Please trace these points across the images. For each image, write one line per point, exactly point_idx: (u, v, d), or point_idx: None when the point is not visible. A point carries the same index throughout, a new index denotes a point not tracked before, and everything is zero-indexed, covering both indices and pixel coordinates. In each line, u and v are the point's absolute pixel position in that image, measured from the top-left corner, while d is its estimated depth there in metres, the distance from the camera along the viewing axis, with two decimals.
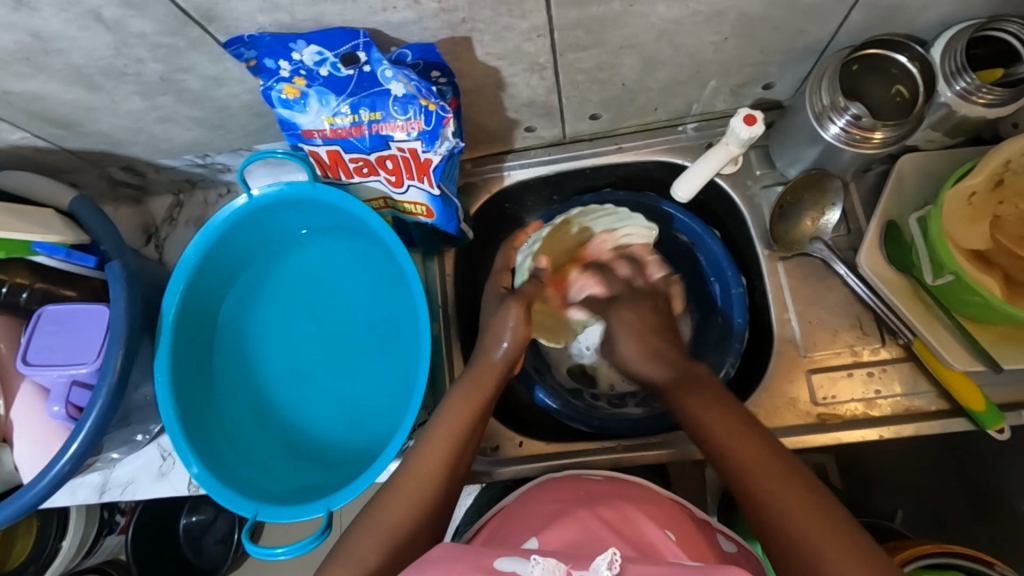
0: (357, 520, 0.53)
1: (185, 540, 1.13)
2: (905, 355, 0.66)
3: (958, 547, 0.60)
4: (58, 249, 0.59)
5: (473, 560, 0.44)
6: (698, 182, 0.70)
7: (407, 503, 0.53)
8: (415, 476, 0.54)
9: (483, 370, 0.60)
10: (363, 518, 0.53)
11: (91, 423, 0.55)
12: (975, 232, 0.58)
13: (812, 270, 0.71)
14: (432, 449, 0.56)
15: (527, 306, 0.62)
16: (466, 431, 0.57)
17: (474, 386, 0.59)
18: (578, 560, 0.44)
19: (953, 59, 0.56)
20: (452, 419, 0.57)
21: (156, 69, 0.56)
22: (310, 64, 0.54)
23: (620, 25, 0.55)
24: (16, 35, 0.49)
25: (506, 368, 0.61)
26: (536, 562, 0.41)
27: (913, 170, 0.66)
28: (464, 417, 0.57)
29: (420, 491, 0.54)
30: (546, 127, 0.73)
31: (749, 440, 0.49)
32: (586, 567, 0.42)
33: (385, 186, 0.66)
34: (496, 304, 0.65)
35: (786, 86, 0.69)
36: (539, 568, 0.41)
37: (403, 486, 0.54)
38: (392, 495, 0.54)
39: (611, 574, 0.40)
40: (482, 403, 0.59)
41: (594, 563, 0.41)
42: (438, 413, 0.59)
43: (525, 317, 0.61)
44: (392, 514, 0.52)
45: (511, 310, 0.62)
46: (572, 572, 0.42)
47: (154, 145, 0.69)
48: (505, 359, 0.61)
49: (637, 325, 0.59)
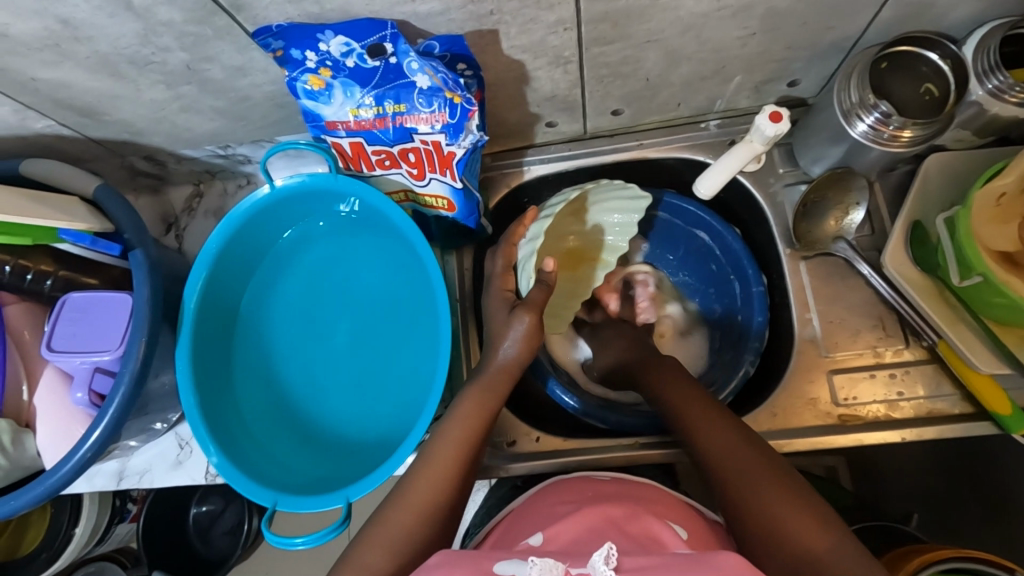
0: (374, 519, 0.53)
1: (194, 531, 1.13)
2: (928, 356, 0.66)
3: (977, 552, 0.59)
4: (83, 236, 0.60)
5: (472, 562, 0.44)
6: (721, 180, 0.69)
7: (411, 512, 0.53)
8: (422, 485, 0.54)
9: (493, 377, 0.61)
10: (378, 519, 0.53)
11: (113, 410, 0.56)
12: (1002, 232, 0.57)
13: (834, 269, 0.70)
14: (447, 448, 0.56)
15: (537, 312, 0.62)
16: (473, 436, 0.57)
17: (480, 394, 0.60)
18: (577, 558, 0.44)
19: (986, 57, 0.55)
20: (461, 425, 0.58)
21: (181, 59, 0.56)
22: (337, 55, 0.54)
23: (647, 19, 0.54)
24: (46, 21, 0.49)
25: (517, 370, 0.62)
26: (533, 562, 0.41)
27: (939, 170, 0.66)
28: (474, 422, 0.58)
29: (424, 497, 0.53)
30: (567, 122, 0.73)
31: (733, 433, 0.54)
32: (583, 564, 0.42)
33: (406, 179, 0.66)
34: (506, 312, 0.64)
35: (812, 84, 0.68)
36: (537, 568, 0.41)
37: (409, 497, 0.54)
38: (406, 494, 0.54)
39: (608, 568, 0.41)
40: (486, 410, 0.59)
41: (590, 560, 0.42)
42: (446, 419, 0.59)
43: (537, 324, 0.61)
44: (397, 522, 0.52)
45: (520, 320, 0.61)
46: (569, 571, 0.41)
47: (176, 134, 0.70)
48: (520, 361, 0.62)
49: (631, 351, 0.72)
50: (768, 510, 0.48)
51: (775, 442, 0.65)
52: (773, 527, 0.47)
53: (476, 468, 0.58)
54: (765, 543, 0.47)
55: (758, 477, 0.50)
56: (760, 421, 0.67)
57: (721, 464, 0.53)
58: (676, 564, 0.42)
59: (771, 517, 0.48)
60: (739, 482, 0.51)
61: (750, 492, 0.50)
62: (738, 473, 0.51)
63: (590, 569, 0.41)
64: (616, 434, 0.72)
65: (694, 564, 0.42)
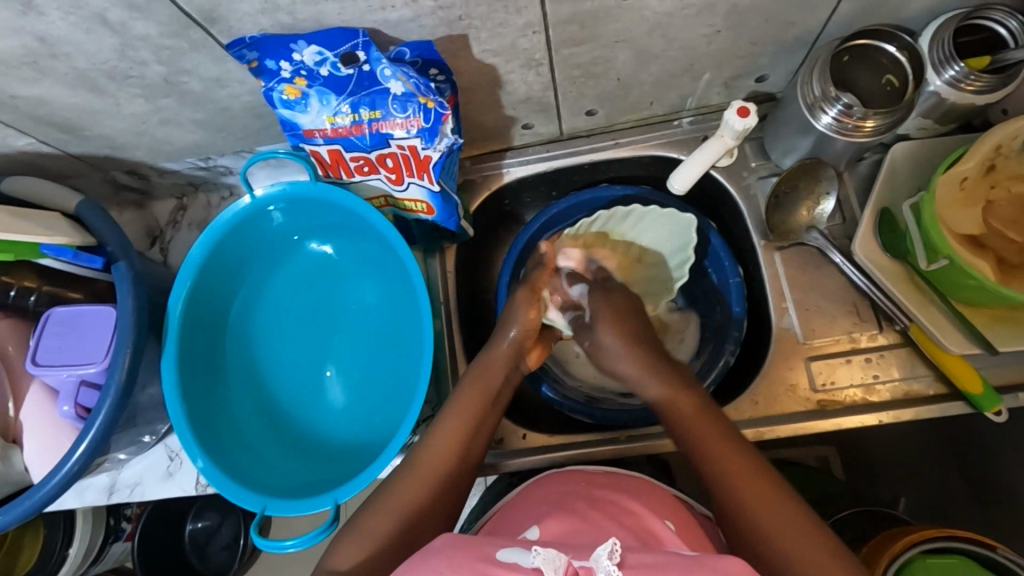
0: (358, 517, 0.53)
1: (190, 548, 1.14)
2: (902, 340, 0.67)
3: (957, 530, 0.60)
4: (64, 250, 0.60)
5: (476, 548, 0.44)
6: (694, 175, 0.70)
7: (412, 493, 0.53)
8: (425, 467, 0.55)
9: (490, 361, 0.64)
10: (365, 514, 0.53)
11: (100, 423, 0.56)
12: (968, 215, 0.59)
13: (809, 258, 0.71)
14: (447, 437, 0.57)
15: (536, 290, 0.68)
16: (476, 420, 0.59)
17: (474, 384, 0.61)
18: (579, 551, 0.44)
19: (941, 48, 0.58)
20: (456, 424, 0.58)
21: (158, 72, 0.57)
22: (311, 64, 0.55)
23: (613, 20, 0.56)
24: (24, 39, 0.50)
25: (514, 354, 0.65)
26: (537, 552, 0.41)
27: (905, 159, 0.67)
28: (465, 423, 0.58)
29: (426, 480, 0.54)
30: (543, 124, 0.74)
31: (737, 460, 0.50)
32: (586, 557, 0.42)
33: (385, 184, 0.67)
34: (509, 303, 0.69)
35: (779, 79, 0.70)
36: (540, 558, 0.41)
37: (396, 488, 0.54)
38: (398, 484, 0.54)
39: (613, 563, 0.40)
40: (488, 399, 0.60)
41: (594, 554, 0.41)
42: (438, 414, 0.59)
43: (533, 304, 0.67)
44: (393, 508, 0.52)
45: (521, 297, 0.68)
46: (572, 561, 0.41)
47: (157, 148, 0.70)
48: (511, 349, 0.65)
49: (614, 316, 0.65)
50: (784, 548, 0.45)
51: (758, 430, 0.66)
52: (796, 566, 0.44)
53: (479, 453, 0.58)
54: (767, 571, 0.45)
55: (767, 510, 0.47)
56: (743, 410, 0.68)
57: (727, 494, 0.49)
58: (683, 565, 0.42)
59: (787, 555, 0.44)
60: (749, 516, 0.47)
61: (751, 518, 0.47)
62: (747, 505, 0.48)
63: (594, 563, 0.41)
64: (604, 428, 0.72)
65: (693, 565, 0.42)
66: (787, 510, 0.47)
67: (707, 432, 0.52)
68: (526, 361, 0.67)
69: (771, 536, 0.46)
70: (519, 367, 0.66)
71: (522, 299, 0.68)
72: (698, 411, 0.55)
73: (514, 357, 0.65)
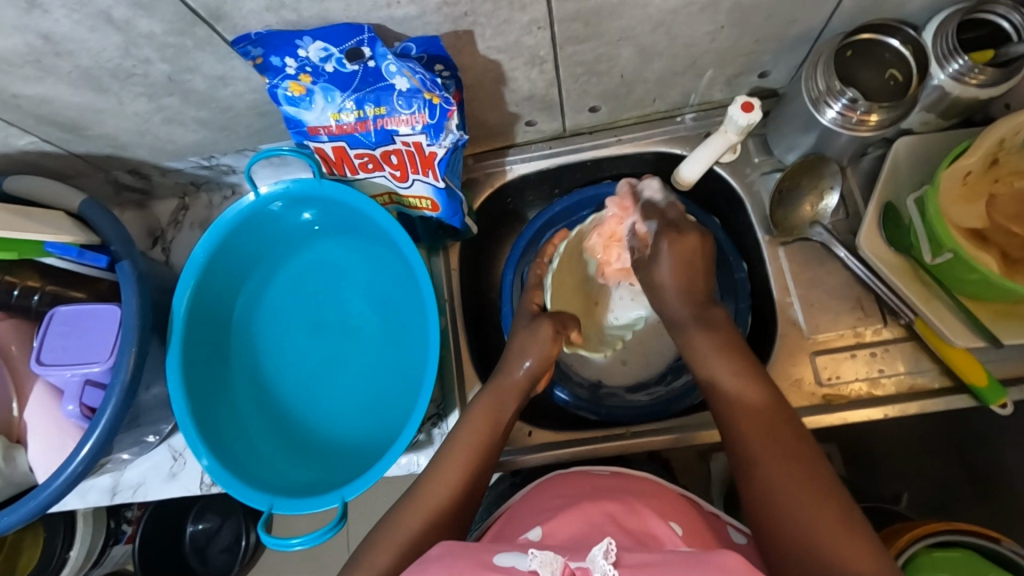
0: (366, 543, 0.53)
1: (191, 550, 1.12)
2: (906, 334, 0.67)
3: (964, 523, 0.60)
4: (71, 249, 0.60)
5: (473, 556, 0.44)
6: (702, 166, 0.71)
7: (422, 509, 0.53)
8: (433, 482, 0.55)
9: (506, 388, 0.62)
10: (372, 539, 0.52)
11: (104, 423, 0.56)
12: (971, 210, 0.59)
13: (813, 254, 0.72)
14: (454, 456, 0.57)
15: (561, 326, 0.66)
16: (482, 447, 0.58)
17: (489, 402, 0.61)
18: (576, 552, 0.43)
19: (945, 42, 0.57)
20: (469, 435, 0.58)
21: (162, 70, 0.57)
22: (316, 61, 0.55)
23: (617, 17, 0.56)
24: (27, 37, 0.50)
25: (528, 386, 0.63)
26: (533, 555, 0.40)
27: (909, 153, 0.67)
28: (483, 429, 0.59)
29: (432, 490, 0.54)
30: (546, 121, 0.74)
31: (762, 433, 0.50)
32: (582, 558, 0.42)
33: (390, 181, 0.67)
34: (529, 317, 0.69)
35: (782, 74, 0.70)
36: (537, 561, 0.40)
37: (415, 503, 0.54)
38: (406, 509, 0.54)
39: (608, 563, 0.40)
40: (497, 422, 0.60)
41: (590, 554, 0.41)
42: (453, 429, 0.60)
43: (551, 333, 0.65)
44: (404, 522, 0.53)
45: (545, 327, 0.65)
46: (569, 562, 0.41)
47: (159, 147, 0.70)
48: (527, 379, 0.63)
49: (688, 258, 0.62)
50: (803, 526, 0.45)
51: None
52: (804, 539, 0.44)
53: (488, 473, 0.58)
54: (782, 542, 0.45)
55: (784, 484, 0.47)
56: None
57: (748, 466, 0.50)
58: (679, 563, 0.41)
59: (795, 526, 0.45)
60: (769, 492, 0.48)
61: (770, 487, 0.48)
62: (767, 479, 0.48)
63: (590, 564, 0.40)
64: (606, 425, 0.73)
65: (694, 564, 0.41)
66: (808, 485, 0.46)
67: (738, 402, 0.53)
68: (537, 388, 0.65)
69: (785, 510, 0.46)
70: (531, 394, 0.64)
71: (548, 323, 0.66)
72: (735, 384, 0.54)
73: (530, 386, 0.63)
